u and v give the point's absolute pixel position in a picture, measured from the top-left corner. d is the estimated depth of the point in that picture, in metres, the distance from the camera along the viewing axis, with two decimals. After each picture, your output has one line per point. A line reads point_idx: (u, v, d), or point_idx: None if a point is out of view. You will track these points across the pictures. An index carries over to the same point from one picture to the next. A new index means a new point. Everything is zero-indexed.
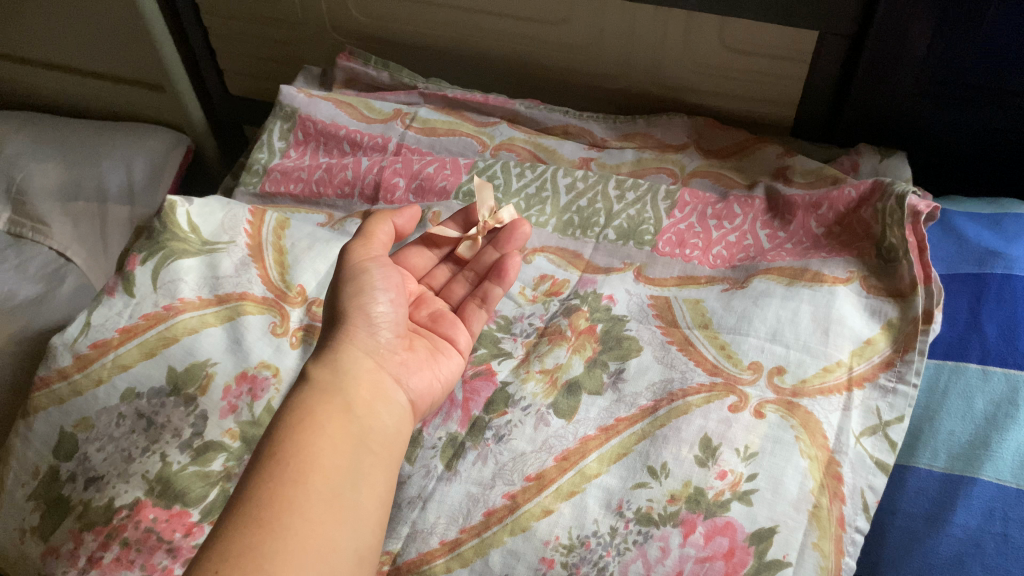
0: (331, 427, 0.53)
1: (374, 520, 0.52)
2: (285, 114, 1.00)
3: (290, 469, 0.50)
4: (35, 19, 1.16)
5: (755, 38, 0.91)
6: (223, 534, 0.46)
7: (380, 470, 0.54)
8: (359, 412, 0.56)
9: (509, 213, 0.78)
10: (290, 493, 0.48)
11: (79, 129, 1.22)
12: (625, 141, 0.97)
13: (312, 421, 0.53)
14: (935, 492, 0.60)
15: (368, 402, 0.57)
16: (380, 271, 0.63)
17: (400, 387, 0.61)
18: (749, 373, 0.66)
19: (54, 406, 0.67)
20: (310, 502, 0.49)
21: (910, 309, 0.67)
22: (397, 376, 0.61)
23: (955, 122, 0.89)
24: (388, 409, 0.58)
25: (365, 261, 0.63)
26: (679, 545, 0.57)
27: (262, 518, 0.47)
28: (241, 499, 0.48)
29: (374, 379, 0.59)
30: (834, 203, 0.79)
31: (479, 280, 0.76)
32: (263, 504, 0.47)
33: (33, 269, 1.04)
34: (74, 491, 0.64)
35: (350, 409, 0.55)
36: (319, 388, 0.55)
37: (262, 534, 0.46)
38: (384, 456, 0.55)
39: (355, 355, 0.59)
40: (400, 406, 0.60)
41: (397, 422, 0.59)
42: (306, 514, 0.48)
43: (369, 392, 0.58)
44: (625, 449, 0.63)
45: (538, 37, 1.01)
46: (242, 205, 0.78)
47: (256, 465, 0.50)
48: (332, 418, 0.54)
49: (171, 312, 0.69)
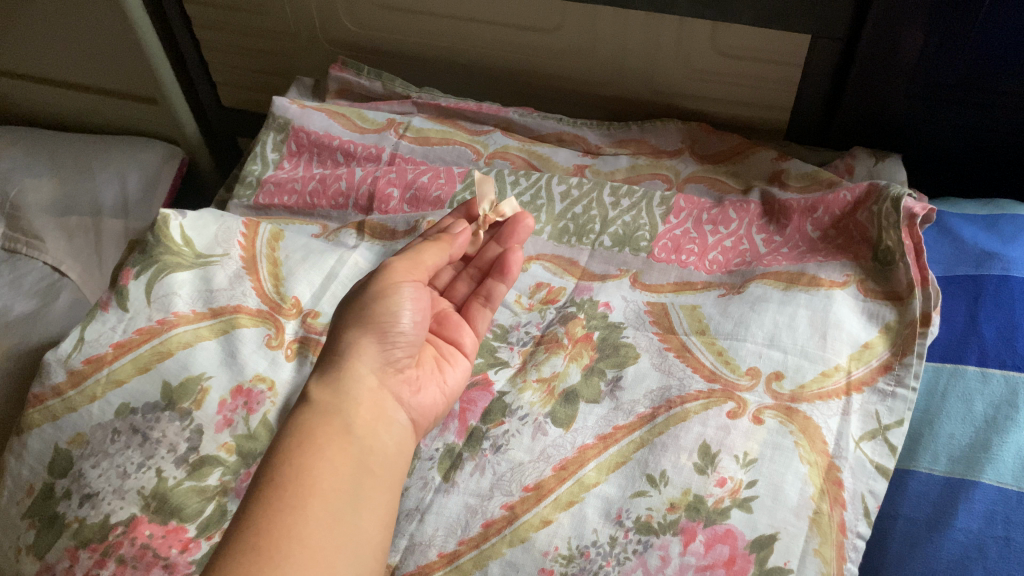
0: (330, 450, 0.53)
1: (375, 544, 0.52)
2: (278, 125, 1.00)
3: (289, 493, 0.49)
4: (26, 34, 1.16)
5: (748, 42, 0.91)
6: (219, 563, 0.45)
7: (380, 493, 0.54)
8: (359, 433, 0.55)
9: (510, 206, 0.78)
10: (289, 518, 0.48)
11: (74, 144, 1.22)
12: (619, 147, 0.97)
13: (311, 444, 0.52)
14: (936, 497, 0.60)
15: (368, 423, 0.56)
16: (415, 291, 0.63)
17: (403, 406, 0.60)
18: (747, 379, 0.65)
19: (48, 423, 0.66)
20: (310, 528, 0.48)
21: (907, 312, 0.67)
22: (399, 394, 0.60)
23: (948, 124, 0.89)
24: (388, 430, 0.58)
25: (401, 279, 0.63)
26: (679, 554, 0.57)
27: (261, 546, 0.46)
28: (239, 526, 0.47)
29: (375, 399, 0.58)
30: (829, 206, 0.78)
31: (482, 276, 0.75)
32: (262, 531, 0.47)
33: (27, 284, 1.03)
34: (68, 508, 0.63)
35: (350, 431, 0.55)
36: (319, 410, 0.55)
37: (261, 563, 0.45)
38: (384, 477, 0.55)
39: (358, 374, 0.58)
40: (401, 426, 0.59)
41: (397, 443, 0.58)
42: (304, 540, 0.47)
43: (370, 413, 0.57)
44: (623, 458, 0.63)
45: (531, 44, 1.01)
46: (235, 217, 0.78)
47: (255, 490, 0.49)
48: (331, 441, 0.53)
49: (165, 326, 0.69)
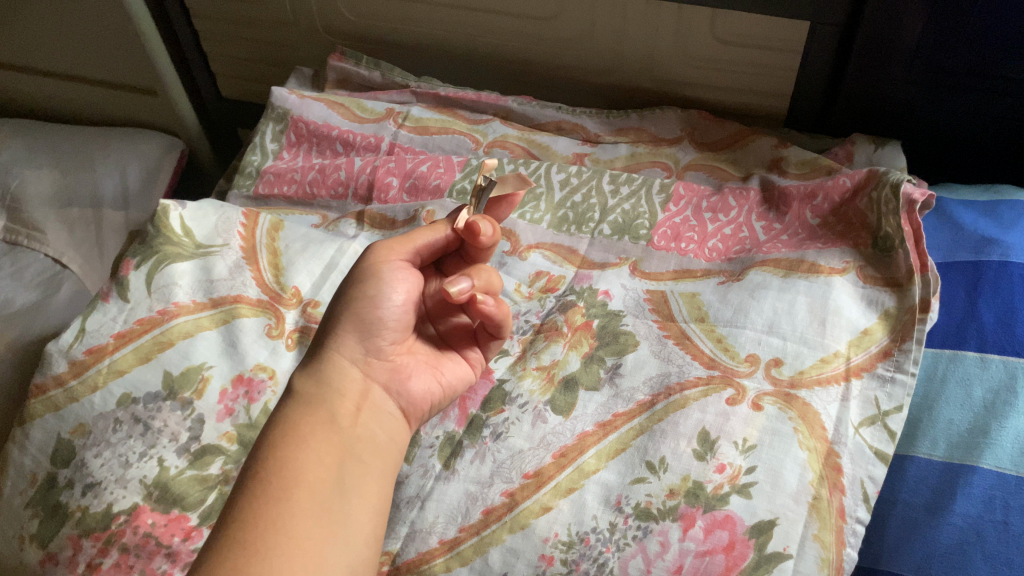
0: (316, 440, 0.53)
1: (365, 532, 0.52)
2: (277, 116, 1.00)
3: (274, 487, 0.49)
4: (25, 26, 1.16)
5: (747, 28, 0.90)
6: (208, 557, 0.46)
7: (368, 481, 0.54)
8: (345, 423, 0.56)
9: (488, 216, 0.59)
10: (274, 510, 0.48)
11: (74, 136, 1.22)
12: (618, 136, 0.97)
13: (295, 435, 0.53)
14: (935, 482, 0.60)
15: (353, 413, 0.57)
16: (393, 274, 0.61)
17: (391, 396, 0.60)
18: (746, 365, 0.66)
19: (51, 413, 0.66)
20: (296, 518, 0.48)
21: (906, 298, 0.67)
22: (387, 384, 0.60)
23: (949, 111, 0.88)
24: (376, 420, 0.58)
25: (378, 264, 0.61)
26: (679, 540, 0.57)
27: (247, 540, 0.46)
28: (227, 521, 0.48)
29: (360, 390, 0.58)
30: (829, 193, 0.78)
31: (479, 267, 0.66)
32: (248, 526, 0.47)
33: (29, 277, 1.04)
34: (71, 497, 0.63)
35: (335, 421, 0.55)
36: (304, 401, 0.56)
37: (248, 557, 0.45)
38: (372, 466, 0.55)
39: (340, 365, 0.59)
40: (389, 416, 0.60)
41: (386, 432, 0.58)
42: (291, 531, 0.48)
43: (354, 403, 0.57)
44: (623, 445, 0.63)
45: (530, 33, 1.01)
46: (235, 208, 0.79)
47: (242, 484, 0.50)
48: (317, 432, 0.54)
49: (166, 316, 0.69)
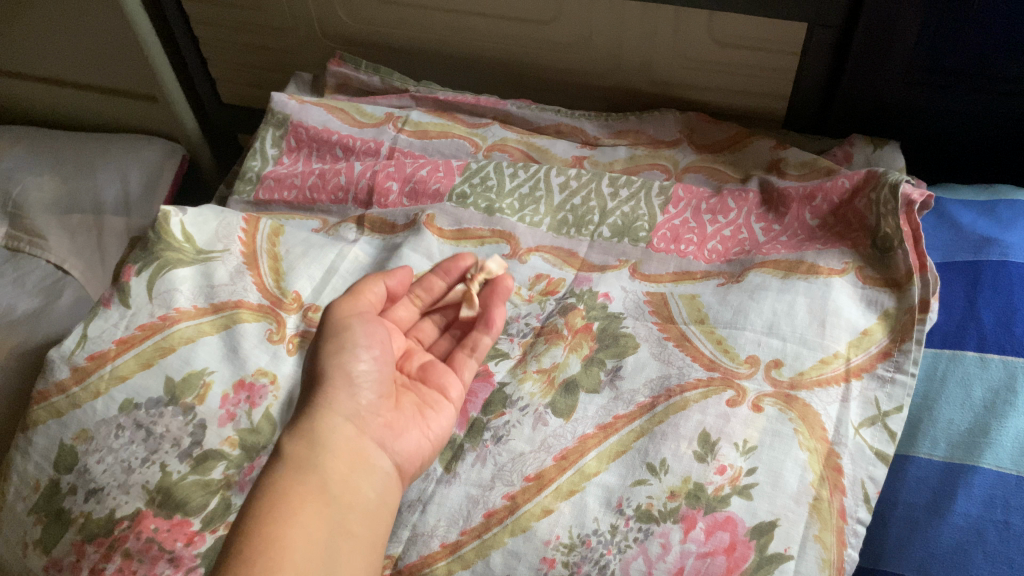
0: (305, 513, 0.52)
1: None
2: (277, 121, 1.00)
3: (260, 566, 0.47)
4: (26, 32, 1.16)
5: (744, 30, 0.91)
6: None
7: (357, 555, 0.54)
8: (336, 491, 0.55)
9: (497, 264, 0.73)
10: None
11: (75, 143, 1.22)
12: (617, 138, 0.97)
13: (285, 508, 0.52)
14: (936, 482, 0.60)
15: (344, 479, 0.56)
16: (364, 327, 0.61)
17: (385, 452, 0.60)
18: (746, 367, 0.66)
19: (53, 419, 0.66)
20: None
21: (905, 299, 0.67)
22: (381, 440, 0.60)
23: (949, 111, 0.88)
24: (368, 484, 0.58)
25: (348, 317, 0.61)
26: (680, 542, 0.57)
27: None
28: None
29: (352, 450, 0.58)
30: (827, 194, 0.78)
31: (466, 334, 0.72)
32: None
33: (31, 283, 1.04)
34: (74, 503, 0.64)
35: (325, 489, 0.55)
36: (295, 466, 0.55)
37: None
38: (363, 537, 0.55)
39: (332, 425, 0.58)
40: (382, 474, 0.59)
41: (378, 496, 0.58)
42: None
43: (347, 466, 0.57)
44: (624, 447, 0.63)
45: (529, 36, 1.01)
46: (235, 213, 0.79)
47: (225, 561, 0.48)
48: (306, 504, 0.53)
49: (167, 322, 0.69)
